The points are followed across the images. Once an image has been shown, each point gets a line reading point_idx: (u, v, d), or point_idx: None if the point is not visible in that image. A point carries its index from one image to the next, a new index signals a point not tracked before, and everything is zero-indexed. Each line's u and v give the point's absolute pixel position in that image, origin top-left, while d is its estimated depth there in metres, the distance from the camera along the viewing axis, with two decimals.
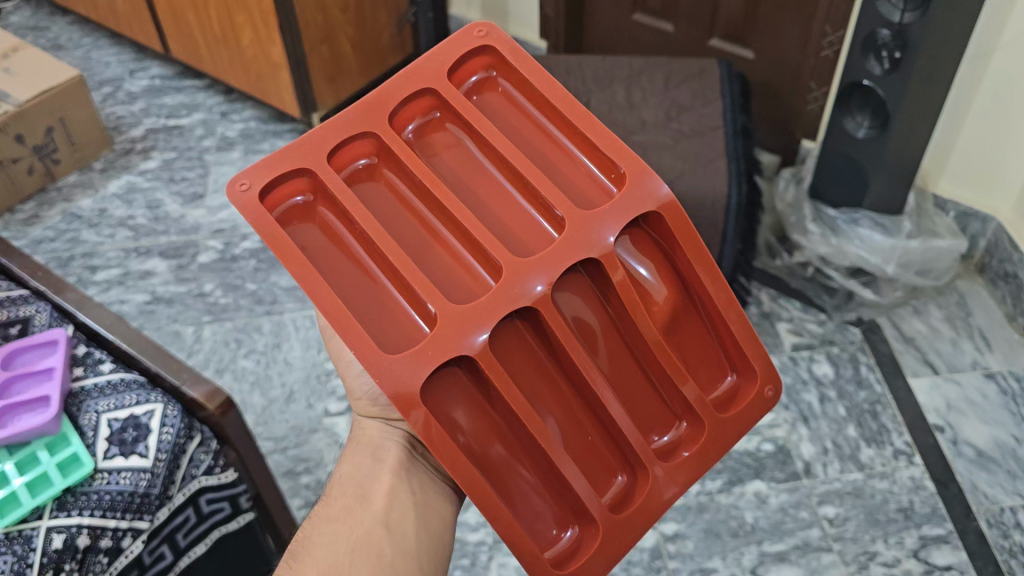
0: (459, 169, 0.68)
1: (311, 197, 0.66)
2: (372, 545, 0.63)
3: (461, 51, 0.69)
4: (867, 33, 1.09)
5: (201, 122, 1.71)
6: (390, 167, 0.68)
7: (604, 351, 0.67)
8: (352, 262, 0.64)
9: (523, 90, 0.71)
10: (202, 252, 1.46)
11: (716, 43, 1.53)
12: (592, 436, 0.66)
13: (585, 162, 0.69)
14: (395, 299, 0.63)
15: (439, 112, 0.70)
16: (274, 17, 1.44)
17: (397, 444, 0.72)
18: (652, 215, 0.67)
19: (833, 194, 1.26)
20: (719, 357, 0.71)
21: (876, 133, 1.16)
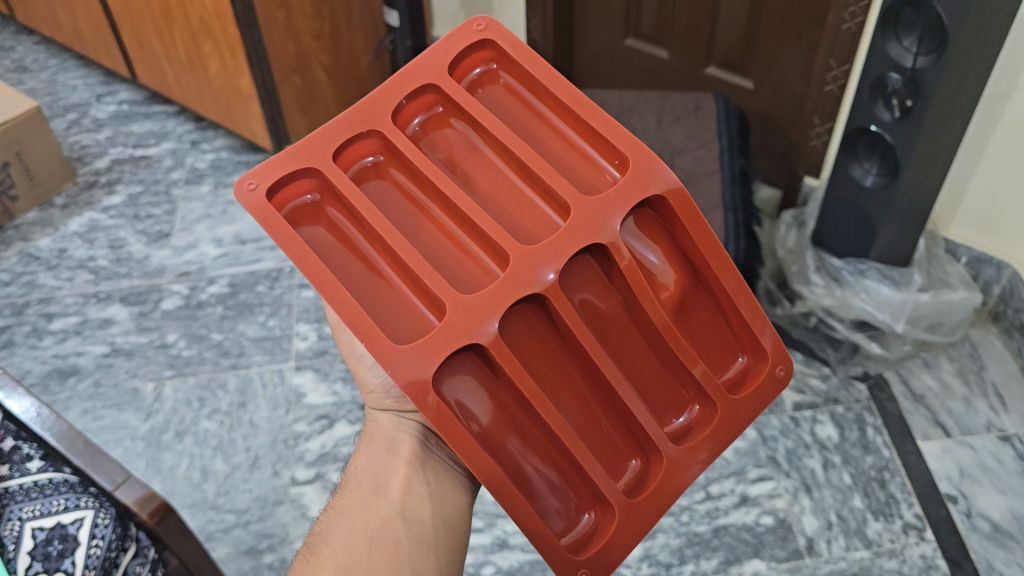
0: (463, 161, 0.63)
1: (319, 196, 0.61)
2: (388, 536, 0.61)
3: (462, 46, 0.64)
4: (876, 77, 1.00)
5: (170, 152, 1.62)
6: (396, 166, 0.63)
7: (621, 340, 0.62)
8: (363, 264, 0.60)
9: (527, 82, 0.65)
10: (166, 298, 1.38)
11: (713, 72, 1.44)
12: (604, 420, 0.62)
13: (590, 152, 0.64)
14: (406, 295, 0.59)
15: (443, 108, 0.65)
16: (242, 49, 1.35)
17: (410, 436, 0.69)
18: (656, 200, 0.62)
19: (837, 242, 1.18)
20: (729, 341, 0.67)
21: (884, 181, 1.07)
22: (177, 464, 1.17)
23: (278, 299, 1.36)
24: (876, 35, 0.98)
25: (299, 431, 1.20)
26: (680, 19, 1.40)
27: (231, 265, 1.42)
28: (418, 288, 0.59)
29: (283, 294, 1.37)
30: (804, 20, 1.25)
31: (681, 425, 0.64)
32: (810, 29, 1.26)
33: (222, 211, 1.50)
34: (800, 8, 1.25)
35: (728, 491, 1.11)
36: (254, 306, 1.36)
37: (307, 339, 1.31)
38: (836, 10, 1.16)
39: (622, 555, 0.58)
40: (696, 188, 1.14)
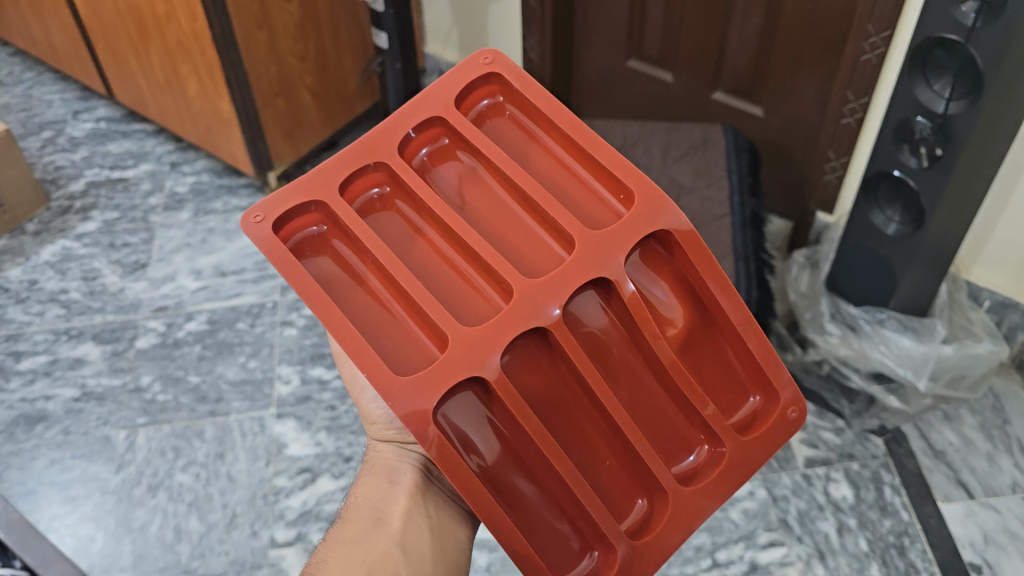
0: (464, 190, 0.62)
1: (326, 227, 0.60)
2: (386, 567, 0.61)
3: (467, 78, 0.62)
4: (900, 121, 0.93)
5: (148, 174, 1.54)
6: (401, 196, 0.61)
7: (630, 374, 0.60)
8: (365, 292, 0.58)
9: (531, 114, 0.63)
10: (141, 336, 1.30)
11: (721, 98, 1.36)
12: (609, 461, 0.59)
13: (593, 184, 0.62)
14: (412, 328, 0.57)
15: (448, 140, 0.63)
16: (220, 72, 1.27)
17: (413, 467, 0.70)
18: (662, 234, 0.60)
19: (854, 290, 1.10)
20: (745, 378, 0.63)
21: (908, 230, 0.99)
22: (149, 522, 1.10)
23: (259, 338, 1.29)
24: (903, 78, 0.90)
25: (279, 486, 1.13)
26: (686, 40, 1.33)
27: (210, 299, 1.34)
28: (421, 320, 0.57)
29: (264, 332, 1.30)
30: (821, 47, 1.18)
31: (689, 467, 0.61)
32: (827, 58, 1.18)
33: (202, 240, 1.43)
34: (815, 34, 1.17)
35: (737, 557, 1.05)
36: (234, 345, 1.28)
37: (290, 383, 1.23)
38: (855, 39, 1.09)
39: None
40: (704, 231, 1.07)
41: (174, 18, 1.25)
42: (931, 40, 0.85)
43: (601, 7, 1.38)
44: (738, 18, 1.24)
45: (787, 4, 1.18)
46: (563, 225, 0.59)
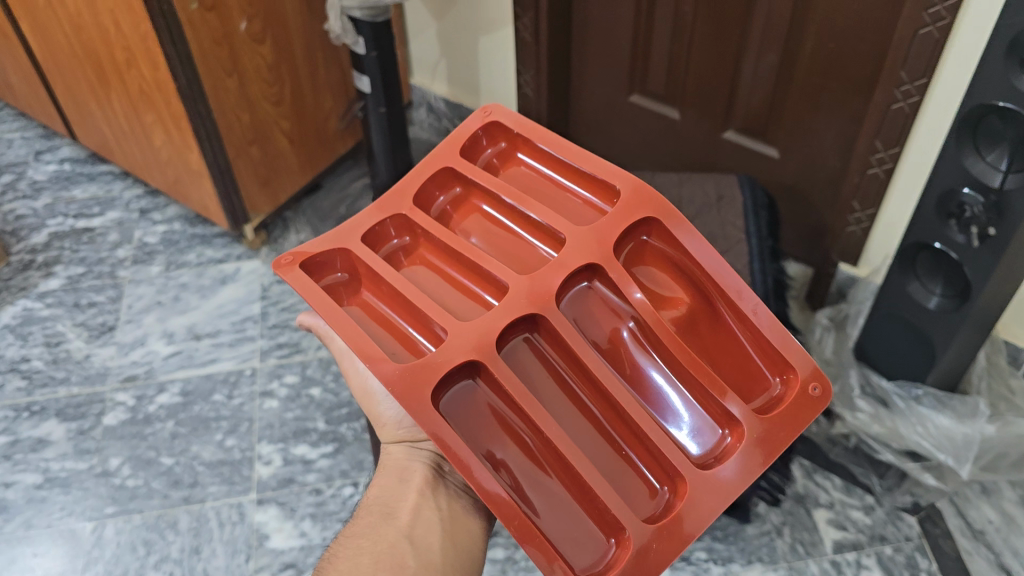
0: (485, 231, 0.77)
1: (350, 276, 0.74)
2: (395, 558, 0.66)
3: (472, 134, 0.79)
4: (943, 192, 0.84)
5: (115, 223, 1.43)
6: (425, 245, 0.77)
7: (634, 365, 0.68)
8: (379, 318, 0.72)
9: (534, 154, 0.79)
10: (108, 411, 1.19)
11: (732, 137, 1.25)
12: (625, 450, 0.64)
13: (584, 200, 0.76)
14: (416, 336, 0.70)
15: (458, 191, 0.80)
16: (188, 124, 1.15)
17: (424, 465, 0.76)
18: (648, 222, 0.72)
19: (887, 363, 1.01)
20: (755, 368, 0.69)
21: (950, 305, 0.90)
22: None
23: (237, 412, 1.19)
24: (950, 146, 0.81)
25: None
26: (694, 76, 1.22)
27: (184, 367, 1.24)
28: (423, 325, 0.70)
29: (243, 404, 1.20)
30: (845, 89, 1.08)
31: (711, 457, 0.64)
32: (851, 100, 1.08)
33: (174, 298, 1.32)
34: (838, 74, 1.07)
35: None
36: (209, 420, 1.18)
37: (271, 463, 1.13)
38: (885, 86, 0.99)
39: None
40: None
41: (134, 66, 1.14)
42: (985, 107, 0.76)
43: (599, 36, 1.28)
44: (752, 54, 1.14)
45: (807, 41, 1.08)
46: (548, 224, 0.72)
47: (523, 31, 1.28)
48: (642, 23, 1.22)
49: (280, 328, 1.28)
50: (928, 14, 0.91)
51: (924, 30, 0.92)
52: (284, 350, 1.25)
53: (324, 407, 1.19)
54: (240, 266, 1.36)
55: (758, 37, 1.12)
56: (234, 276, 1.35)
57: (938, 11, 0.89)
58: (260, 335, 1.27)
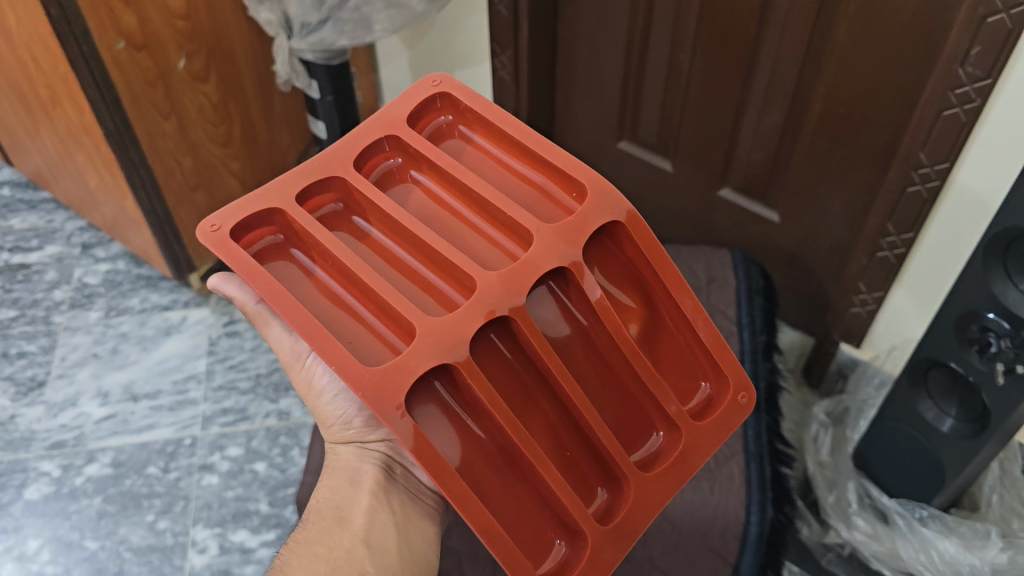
0: (432, 204, 0.66)
1: (283, 237, 0.64)
2: (352, 565, 0.60)
3: (416, 102, 0.68)
4: (963, 313, 0.72)
5: (54, 260, 1.32)
6: (359, 212, 0.66)
7: (583, 363, 0.64)
8: (325, 294, 0.61)
9: (482, 130, 0.69)
10: (30, 482, 1.08)
11: (729, 195, 1.13)
12: (570, 449, 0.62)
13: (542, 187, 0.67)
14: (370, 322, 0.60)
15: (401, 161, 0.69)
16: (118, 169, 1.03)
17: (374, 467, 0.67)
18: (609, 226, 0.65)
19: (889, 476, 0.90)
20: (690, 364, 0.67)
21: (964, 431, 0.78)
22: None
23: (173, 488, 1.08)
24: (975, 266, 0.69)
25: None
26: (688, 129, 1.10)
27: (117, 433, 1.13)
28: (384, 313, 0.60)
29: (179, 480, 1.09)
30: (858, 157, 0.95)
31: (646, 454, 0.64)
32: (862, 170, 0.96)
33: (112, 350, 1.21)
34: (849, 141, 0.95)
35: None
36: (141, 498, 1.07)
37: (206, 551, 1.03)
38: (902, 166, 0.87)
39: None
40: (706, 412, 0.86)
41: (59, 105, 1.01)
42: (1022, 231, 0.64)
43: (586, 77, 1.16)
44: (754, 112, 1.02)
45: (815, 103, 0.95)
46: (511, 216, 0.63)
47: (502, 69, 1.15)
48: (633, 68, 1.09)
49: (226, 391, 1.17)
50: (956, 94, 0.78)
51: (949, 111, 0.79)
52: (228, 417, 1.14)
53: (268, 485, 1.08)
54: (187, 315, 1.25)
55: (760, 94, 0.99)
56: (180, 326, 1.24)
57: (967, 91, 0.77)
58: (203, 398, 1.16)
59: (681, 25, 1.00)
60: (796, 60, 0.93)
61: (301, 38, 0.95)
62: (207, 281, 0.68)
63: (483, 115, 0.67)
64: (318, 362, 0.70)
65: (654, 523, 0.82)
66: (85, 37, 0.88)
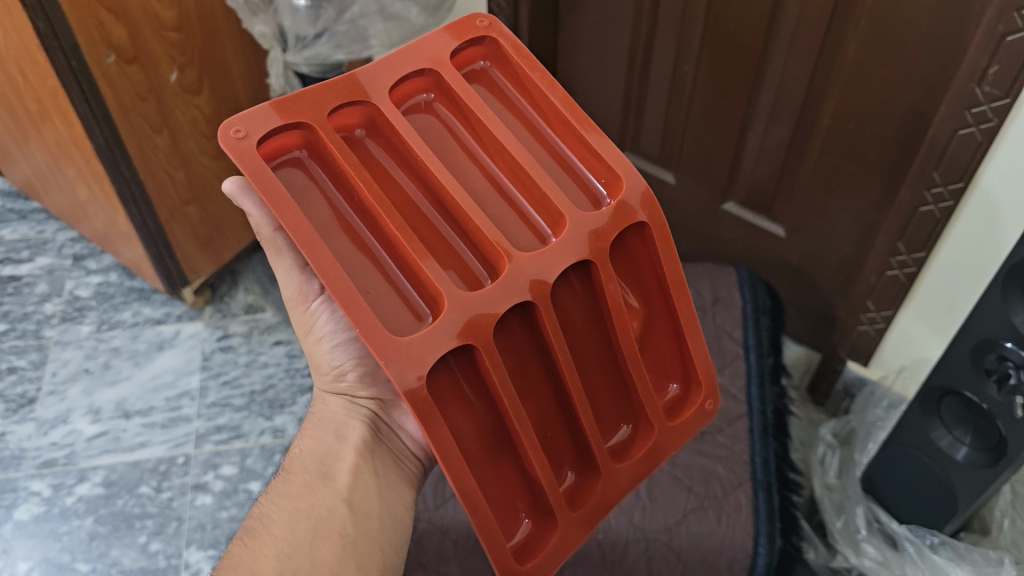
0: (459, 149, 0.61)
1: (305, 153, 0.58)
2: (332, 524, 0.57)
3: (461, 39, 0.62)
4: (980, 342, 0.70)
5: (45, 271, 1.31)
6: (381, 144, 0.60)
7: (582, 342, 0.62)
8: (347, 227, 0.56)
9: (521, 86, 0.64)
10: (20, 502, 1.06)
11: (733, 208, 1.11)
12: (553, 430, 0.61)
13: (577, 165, 0.63)
14: (392, 276, 0.56)
15: (432, 95, 0.63)
16: (108, 182, 1.00)
17: (362, 424, 0.64)
18: (634, 226, 0.61)
19: (897, 500, 0.88)
20: (671, 363, 0.66)
21: (977, 459, 0.76)
22: None
23: (166, 509, 1.05)
24: (994, 295, 0.67)
25: None
26: (690, 142, 1.08)
27: (109, 452, 1.11)
28: (409, 270, 0.56)
29: (172, 500, 1.06)
30: (867, 173, 0.93)
31: (615, 445, 0.63)
32: (871, 185, 0.94)
33: (104, 365, 1.20)
34: (857, 156, 0.93)
35: None
36: (133, 519, 1.04)
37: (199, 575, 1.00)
38: (914, 185, 0.84)
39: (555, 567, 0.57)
40: (712, 439, 0.89)
41: (48, 119, 0.99)
42: None
43: (587, 88, 1.14)
44: (760, 125, 0.99)
45: (824, 117, 0.92)
46: (546, 192, 0.59)
47: None
48: (636, 80, 1.07)
49: (220, 408, 1.15)
50: (972, 113, 0.76)
51: (965, 130, 0.77)
52: (223, 435, 1.12)
53: None
54: (180, 329, 1.24)
55: (767, 108, 0.97)
56: (173, 340, 1.23)
57: (984, 111, 0.75)
58: (197, 415, 1.14)
59: (686, 37, 0.98)
60: (806, 73, 0.90)
61: (296, 52, 0.94)
62: (223, 187, 0.61)
63: (531, 75, 0.62)
64: (324, 307, 0.67)
65: (660, 553, 0.81)
66: (74, 52, 0.86)
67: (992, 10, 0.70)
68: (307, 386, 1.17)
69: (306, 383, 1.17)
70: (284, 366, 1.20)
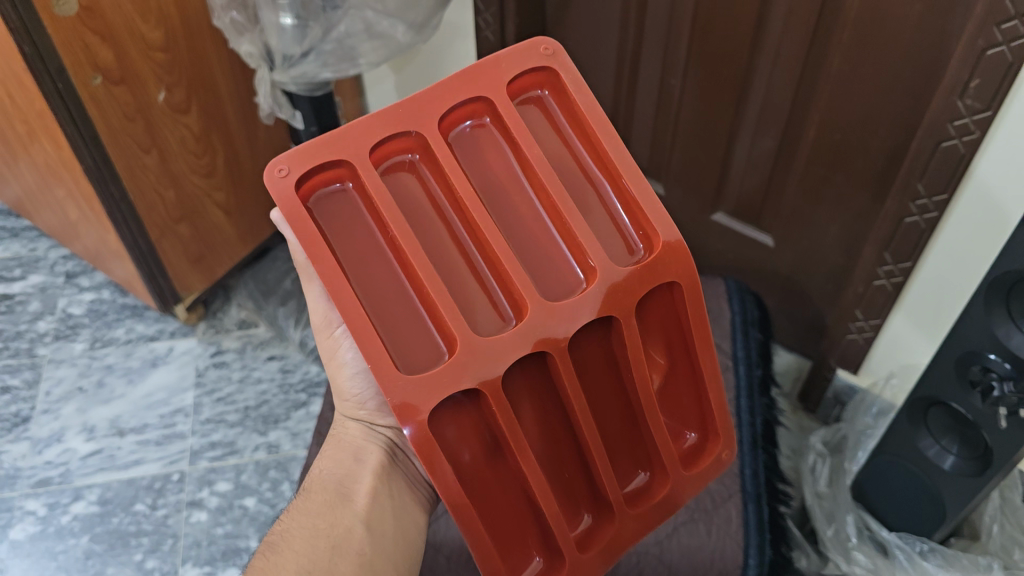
0: (501, 183, 0.59)
1: (349, 186, 0.56)
2: (351, 542, 0.56)
3: (522, 67, 0.58)
4: (963, 354, 0.70)
5: (37, 289, 1.33)
6: (432, 172, 0.58)
7: (599, 388, 0.61)
8: (380, 265, 0.55)
9: (574, 119, 0.60)
10: (16, 522, 1.06)
11: (722, 218, 1.12)
12: (569, 472, 0.61)
13: (615, 206, 0.60)
14: (420, 312, 0.55)
15: (486, 120, 0.60)
16: (98, 202, 1.00)
17: (379, 449, 0.64)
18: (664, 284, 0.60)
19: (887, 508, 0.89)
20: (691, 411, 0.65)
21: (964, 468, 0.77)
22: None
23: (161, 526, 1.05)
24: (977, 307, 0.67)
25: None
26: (679, 154, 1.09)
27: (104, 469, 1.11)
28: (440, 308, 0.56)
29: (167, 518, 1.06)
30: (854, 185, 0.94)
31: (630, 487, 0.63)
32: (859, 197, 0.94)
33: (98, 383, 1.20)
34: (844, 167, 0.93)
35: None
36: (129, 536, 1.04)
37: None
38: (899, 197, 0.85)
39: None
40: None
41: (37, 141, 0.99)
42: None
43: None
44: (746, 136, 1.00)
45: (810, 130, 0.93)
46: (581, 238, 0.57)
47: None
48: (623, 92, 1.08)
49: (214, 425, 1.15)
50: (955, 126, 0.76)
51: (948, 143, 0.77)
52: (217, 451, 1.12)
53: (258, 522, 1.06)
54: (173, 346, 1.25)
55: (753, 119, 0.97)
56: (166, 357, 1.23)
57: (966, 123, 0.75)
58: (191, 432, 1.14)
59: (672, 51, 0.98)
60: (792, 85, 0.91)
61: (283, 71, 0.94)
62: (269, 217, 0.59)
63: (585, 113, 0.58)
64: (346, 335, 0.68)
65: (651, 565, 0.81)
66: (60, 74, 0.86)
67: (972, 24, 0.70)
68: (300, 402, 1.18)
69: (300, 399, 1.18)
70: (278, 382, 1.20)
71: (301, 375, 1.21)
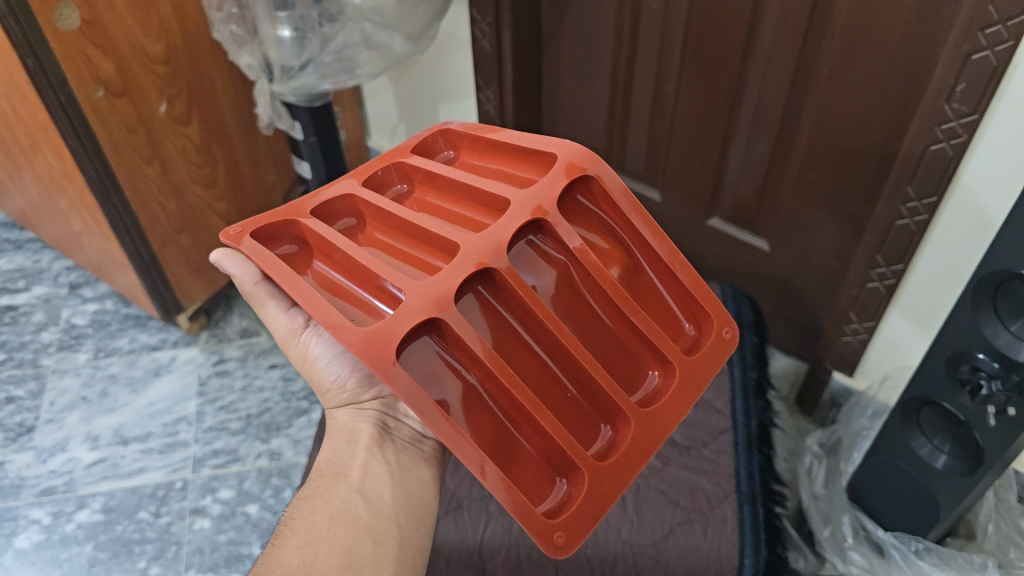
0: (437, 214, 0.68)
1: (302, 250, 0.66)
2: (349, 511, 0.57)
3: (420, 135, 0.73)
4: (952, 354, 0.71)
5: (41, 299, 1.35)
6: (374, 224, 0.68)
7: (572, 313, 0.62)
8: (336, 287, 0.63)
9: (477, 156, 0.72)
10: (21, 530, 1.06)
11: (717, 224, 1.13)
12: (570, 394, 0.61)
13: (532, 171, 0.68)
14: (372, 303, 0.60)
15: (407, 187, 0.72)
16: (101, 213, 1.02)
17: (370, 424, 0.66)
18: (580, 180, 0.65)
19: (882, 506, 0.90)
20: (676, 308, 0.66)
21: (954, 464, 0.78)
22: None
23: (164, 534, 1.06)
24: (964, 308, 0.68)
25: None
26: (674, 160, 1.10)
27: (107, 478, 1.12)
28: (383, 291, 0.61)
29: (171, 525, 1.07)
30: (846, 188, 0.95)
31: (641, 397, 0.62)
32: (851, 201, 0.95)
33: (101, 393, 1.21)
34: (835, 171, 0.94)
35: None
36: (132, 544, 1.05)
37: None
38: (890, 201, 0.86)
39: (598, 516, 0.55)
40: (698, 453, 0.92)
41: (40, 153, 1.00)
42: (1009, 275, 0.63)
43: (572, 111, 1.16)
44: (739, 142, 1.01)
45: (802, 134, 0.94)
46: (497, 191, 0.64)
47: (487, 103, 1.15)
48: (618, 100, 1.09)
49: (216, 433, 1.16)
50: (942, 129, 0.77)
51: (936, 146, 0.79)
52: (220, 459, 1.13)
53: (260, 528, 1.06)
54: (176, 355, 1.26)
55: (746, 124, 0.99)
56: (169, 366, 1.25)
57: (953, 126, 0.76)
58: (194, 440, 1.16)
59: (665, 58, 1.00)
60: (783, 91, 0.92)
61: (282, 82, 0.96)
62: (209, 258, 0.66)
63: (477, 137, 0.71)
64: (314, 335, 0.68)
65: (647, 566, 0.83)
66: (63, 87, 0.87)
67: (957, 29, 0.71)
68: (302, 409, 1.19)
69: (301, 406, 1.19)
70: (280, 390, 1.22)
71: (302, 383, 1.22)
